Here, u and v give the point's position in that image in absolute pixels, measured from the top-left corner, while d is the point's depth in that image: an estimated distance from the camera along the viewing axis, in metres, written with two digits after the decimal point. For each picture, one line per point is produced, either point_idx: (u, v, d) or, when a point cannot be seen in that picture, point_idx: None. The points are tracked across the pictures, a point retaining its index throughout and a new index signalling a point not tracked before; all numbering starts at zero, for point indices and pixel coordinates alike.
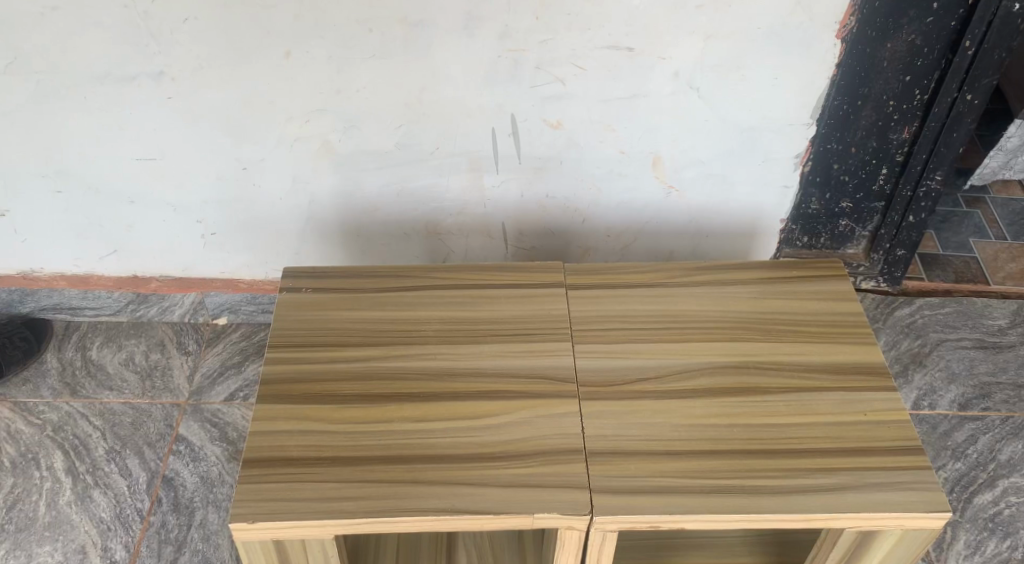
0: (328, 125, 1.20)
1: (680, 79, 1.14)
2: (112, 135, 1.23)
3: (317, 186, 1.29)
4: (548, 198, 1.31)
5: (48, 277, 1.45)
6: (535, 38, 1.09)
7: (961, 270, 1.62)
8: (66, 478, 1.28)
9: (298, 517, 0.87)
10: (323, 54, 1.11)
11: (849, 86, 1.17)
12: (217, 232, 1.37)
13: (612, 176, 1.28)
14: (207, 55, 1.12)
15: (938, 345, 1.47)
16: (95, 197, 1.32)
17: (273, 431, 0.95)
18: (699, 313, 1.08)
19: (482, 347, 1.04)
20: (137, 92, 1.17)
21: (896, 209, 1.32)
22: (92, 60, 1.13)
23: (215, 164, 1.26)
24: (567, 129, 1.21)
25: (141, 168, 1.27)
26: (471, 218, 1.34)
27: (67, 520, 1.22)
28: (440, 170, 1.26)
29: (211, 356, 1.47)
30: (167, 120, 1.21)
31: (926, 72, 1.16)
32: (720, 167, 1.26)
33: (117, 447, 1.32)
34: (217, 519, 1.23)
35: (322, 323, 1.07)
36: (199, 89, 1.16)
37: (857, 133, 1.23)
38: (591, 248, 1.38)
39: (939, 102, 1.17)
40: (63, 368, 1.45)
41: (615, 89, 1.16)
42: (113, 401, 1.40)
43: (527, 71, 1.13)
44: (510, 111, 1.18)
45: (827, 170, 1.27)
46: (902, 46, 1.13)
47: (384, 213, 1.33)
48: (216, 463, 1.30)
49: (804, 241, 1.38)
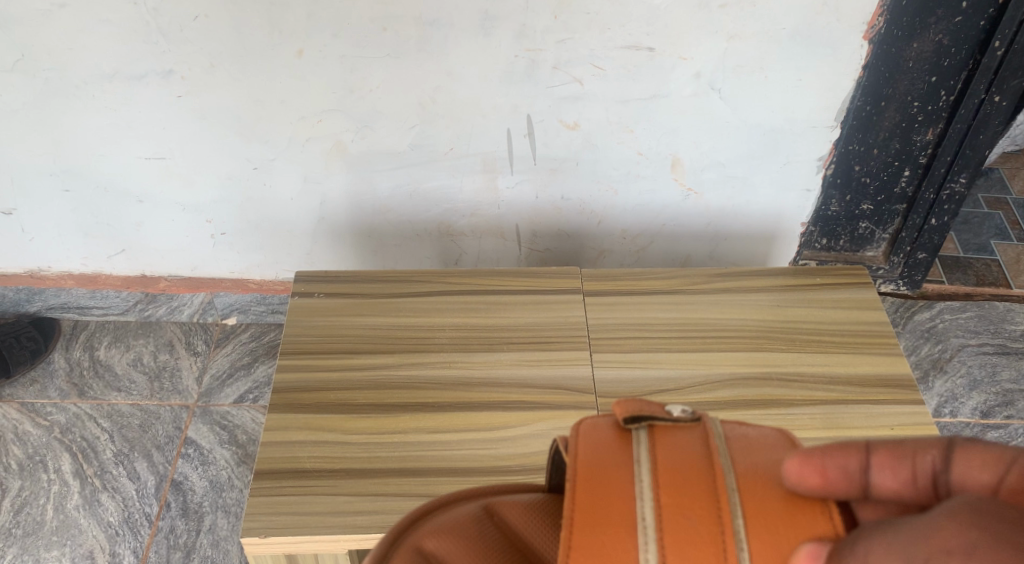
0: (340, 124, 1.17)
1: (701, 79, 1.11)
2: (121, 132, 1.20)
3: (328, 186, 1.27)
4: (562, 200, 1.28)
5: (56, 277, 1.43)
6: (554, 38, 1.06)
7: (982, 273, 1.58)
8: (74, 481, 1.26)
9: (311, 532, 0.85)
10: (336, 53, 1.08)
11: (873, 87, 1.13)
12: (227, 232, 1.35)
13: (630, 177, 1.25)
14: (217, 52, 1.09)
15: (958, 351, 1.44)
16: (106, 195, 1.30)
17: (285, 442, 0.93)
18: (720, 321, 1.06)
19: (497, 356, 1.02)
20: (147, 89, 1.14)
21: (918, 212, 1.28)
22: (101, 57, 1.11)
23: (225, 164, 1.24)
24: (584, 130, 1.18)
25: (151, 167, 1.25)
26: (485, 220, 1.32)
27: (75, 524, 1.21)
28: (453, 171, 1.24)
29: (221, 357, 1.45)
30: (176, 119, 1.18)
31: (954, 72, 1.11)
32: (739, 170, 1.23)
33: (126, 450, 1.30)
34: (227, 524, 1.21)
35: (334, 330, 1.05)
36: (208, 87, 1.14)
37: (881, 134, 1.19)
38: (607, 249, 1.36)
39: (966, 104, 1.13)
40: (72, 369, 1.43)
41: (635, 90, 1.13)
42: (121, 401, 1.38)
43: (544, 71, 1.10)
44: (527, 112, 1.15)
45: (849, 171, 1.24)
46: (930, 47, 1.08)
47: (395, 214, 1.31)
48: (226, 466, 1.28)
49: (823, 244, 1.35)
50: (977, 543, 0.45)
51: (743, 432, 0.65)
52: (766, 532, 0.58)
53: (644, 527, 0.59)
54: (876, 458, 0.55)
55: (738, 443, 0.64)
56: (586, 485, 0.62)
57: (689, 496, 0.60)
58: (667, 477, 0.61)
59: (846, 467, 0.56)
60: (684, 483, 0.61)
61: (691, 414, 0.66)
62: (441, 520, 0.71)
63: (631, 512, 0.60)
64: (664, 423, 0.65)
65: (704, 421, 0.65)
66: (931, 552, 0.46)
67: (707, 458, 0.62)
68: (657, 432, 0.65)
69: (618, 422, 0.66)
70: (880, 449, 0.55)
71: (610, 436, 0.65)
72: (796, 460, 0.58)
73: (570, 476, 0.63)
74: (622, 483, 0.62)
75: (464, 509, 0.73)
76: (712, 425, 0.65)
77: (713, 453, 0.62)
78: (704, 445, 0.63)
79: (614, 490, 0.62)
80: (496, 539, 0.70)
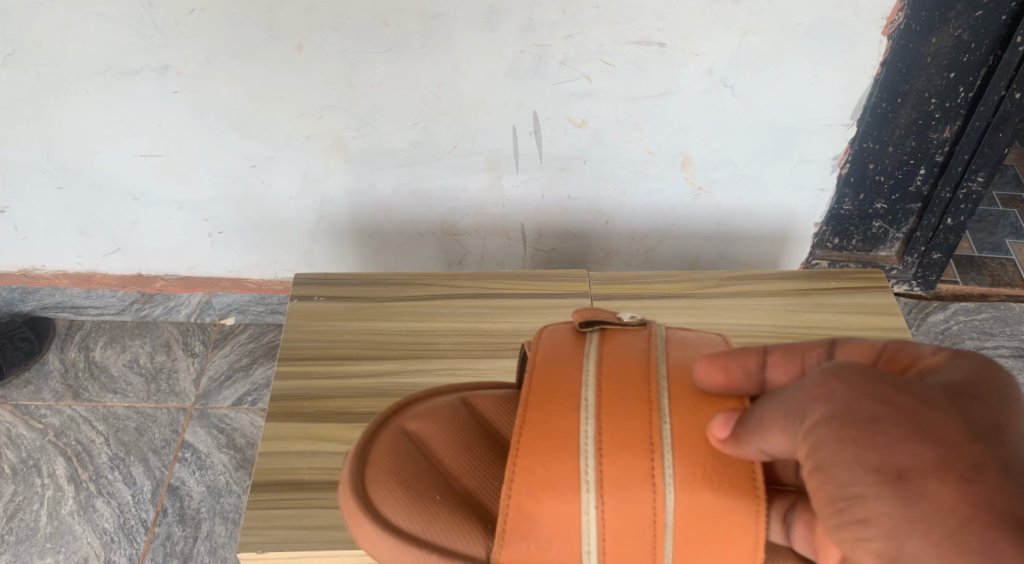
0: (341, 121, 1.14)
1: (714, 76, 1.07)
2: (115, 129, 1.17)
3: (328, 184, 1.23)
4: (569, 199, 1.25)
5: (50, 276, 1.40)
6: (561, 33, 1.02)
7: (997, 273, 1.55)
8: (68, 486, 1.23)
9: (310, 547, 0.82)
10: (337, 48, 1.05)
11: (890, 83, 1.10)
12: (225, 230, 1.32)
13: (639, 177, 1.21)
14: (214, 47, 1.05)
15: (974, 353, 1.41)
16: (100, 194, 1.26)
17: (283, 453, 0.90)
18: (733, 327, 1.02)
19: (503, 363, 0.98)
20: (142, 85, 1.11)
21: (933, 212, 1.25)
22: (94, 52, 1.07)
23: (222, 162, 1.21)
24: (592, 128, 1.14)
25: (147, 165, 1.22)
26: (489, 219, 1.29)
27: (69, 531, 1.18)
28: (457, 170, 1.20)
29: (218, 358, 1.42)
30: (172, 115, 1.15)
31: (973, 68, 1.08)
32: (751, 169, 1.20)
33: (122, 454, 1.27)
34: (225, 531, 1.19)
35: (335, 335, 1.02)
36: (205, 82, 1.10)
37: (896, 131, 1.15)
38: (614, 249, 1.34)
39: (985, 101, 1.10)
40: (66, 370, 1.40)
41: (644, 87, 1.09)
42: (117, 404, 1.35)
43: (552, 67, 1.06)
44: (533, 109, 1.12)
45: (863, 169, 1.21)
46: (948, 42, 1.05)
47: (398, 213, 1.28)
48: (223, 471, 1.25)
49: (835, 243, 1.32)
50: (837, 391, 0.51)
51: (684, 336, 0.70)
52: (688, 411, 0.63)
53: (586, 405, 0.64)
54: (773, 358, 0.61)
55: (677, 343, 0.68)
56: (540, 375, 0.66)
57: (625, 382, 0.65)
58: (610, 367, 0.66)
59: (747, 366, 0.62)
60: (625, 373, 0.65)
61: (639, 320, 0.71)
62: (420, 407, 0.76)
63: (577, 393, 0.64)
64: (614, 327, 0.70)
65: (651, 326, 0.70)
66: (801, 401, 0.53)
67: (646, 353, 0.67)
68: (610, 334, 0.69)
69: (575, 327, 0.70)
70: (778, 349, 0.62)
71: (567, 337, 0.69)
72: (705, 362, 0.64)
73: (528, 368, 0.67)
74: (563, 370, 0.66)
75: (441, 400, 0.78)
76: (657, 329, 0.70)
77: (651, 348, 0.67)
78: (645, 342, 0.68)
79: (556, 377, 0.66)
80: (473, 423, 0.75)
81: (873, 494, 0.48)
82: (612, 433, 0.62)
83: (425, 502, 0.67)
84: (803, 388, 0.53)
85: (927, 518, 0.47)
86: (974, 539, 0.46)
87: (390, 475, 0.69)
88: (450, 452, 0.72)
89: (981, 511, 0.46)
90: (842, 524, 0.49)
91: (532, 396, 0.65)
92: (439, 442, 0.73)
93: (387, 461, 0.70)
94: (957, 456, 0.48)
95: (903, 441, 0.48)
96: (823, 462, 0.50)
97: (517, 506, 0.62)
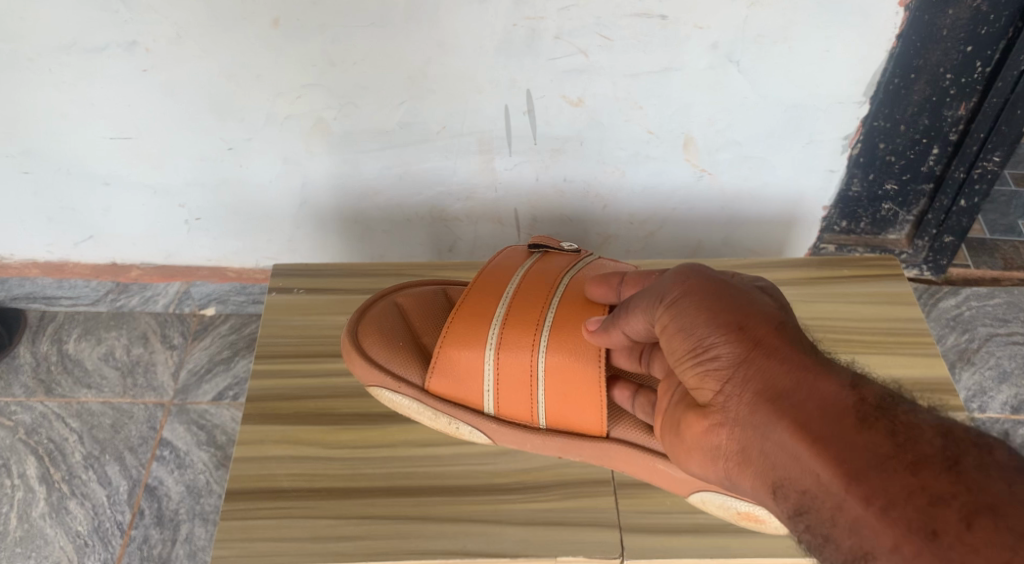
0: (322, 100, 1.07)
1: (719, 50, 1.00)
2: (83, 110, 1.10)
3: (310, 167, 1.16)
4: (565, 182, 1.18)
5: (18, 265, 1.38)
6: (556, 5, 0.95)
7: (1010, 256, 1.49)
8: (39, 487, 1.18)
9: (287, 559, 0.78)
10: (316, 22, 0.97)
11: (904, 58, 1.02)
12: (202, 217, 1.26)
13: (638, 158, 1.15)
14: (185, 22, 0.98)
15: (986, 340, 1.36)
16: (68, 178, 1.20)
17: (260, 459, 0.86)
18: None
19: None
20: (110, 62, 1.03)
21: (946, 193, 1.19)
22: (55, 26, 0.99)
23: (197, 144, 1.14)
24: (590, 107, 1.07)
25: (118, 148, 1.15)
26: (482, 204, 1.22)
27: (41, 534, 1.13)
28: (447, 152, 1.14)
29: (199, 350, 1.35)
30: (144, 93, 1.07)
31: (991, 41, 1.01)
32: (758, 149, 1.13)
33: (96, 453, 1.21)
34: (205, 533, 1.14)
35: (317, 331, 0.97)
36: (176, 59, 1.03)
37: (909, 109, 1.09)
38: (611, 235, 1.27)
39: (1004, 76, 1.03)
40: (38, 364, 1.32)
41: (644, 62, 1.02)
42: (92, 400, 1.28)
43: (546, 42, 0.99)
44: (526, 87, 1.05)
45: (873, 149, 1.14)
46: (966, 13, 0.98)
47: (385, 197, 1.21)
48: (204, 470, 1.20)
49: (843, 226, 1.26)
50: (688, 275, 0.65)
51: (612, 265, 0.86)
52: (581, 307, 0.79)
53: (507, 294, 0.81)
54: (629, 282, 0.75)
55: (599, 265, 0.85)
56: (485, 271, 0.85)
57: (541, 282, 0.82)
58: (535, 272, 0.83)
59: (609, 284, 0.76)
60: (544, 278, 0.82)
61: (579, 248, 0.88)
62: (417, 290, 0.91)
63: (503, 286, 0.82)
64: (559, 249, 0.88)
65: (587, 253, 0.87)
66: (663, 284, 0.66)
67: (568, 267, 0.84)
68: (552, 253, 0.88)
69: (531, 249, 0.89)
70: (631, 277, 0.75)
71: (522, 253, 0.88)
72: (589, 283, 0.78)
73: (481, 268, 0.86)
74: (505, 271, 0.84)
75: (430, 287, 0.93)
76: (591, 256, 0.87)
77: (573, 266, 0.84)
78: (572, 262, 0.84)
79: (495, 274, 0.84)
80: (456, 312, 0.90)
81: (713, 339, 0.60)
82: (518, 316, 0.79)
83: (393, 343, 0.84)
84: (663, 278, 0.67)
85: (753, 353, 0.59)
86: (782, 355, 0.58)
87: (378, 327, 0.85)
88: (423, 321, 0.88)
89: (780, 340, 0.59)
90: (692, 366, 0.61)
91: (474, 283, 0.83)
92: (419, 313, 0.88)
93: (377, 320, 0.86)
94: (770, 313, 0.61)
95: (733, 301, 0.62)
96: (683, 327, 0.62)
97: (444, 353, 0.80)
